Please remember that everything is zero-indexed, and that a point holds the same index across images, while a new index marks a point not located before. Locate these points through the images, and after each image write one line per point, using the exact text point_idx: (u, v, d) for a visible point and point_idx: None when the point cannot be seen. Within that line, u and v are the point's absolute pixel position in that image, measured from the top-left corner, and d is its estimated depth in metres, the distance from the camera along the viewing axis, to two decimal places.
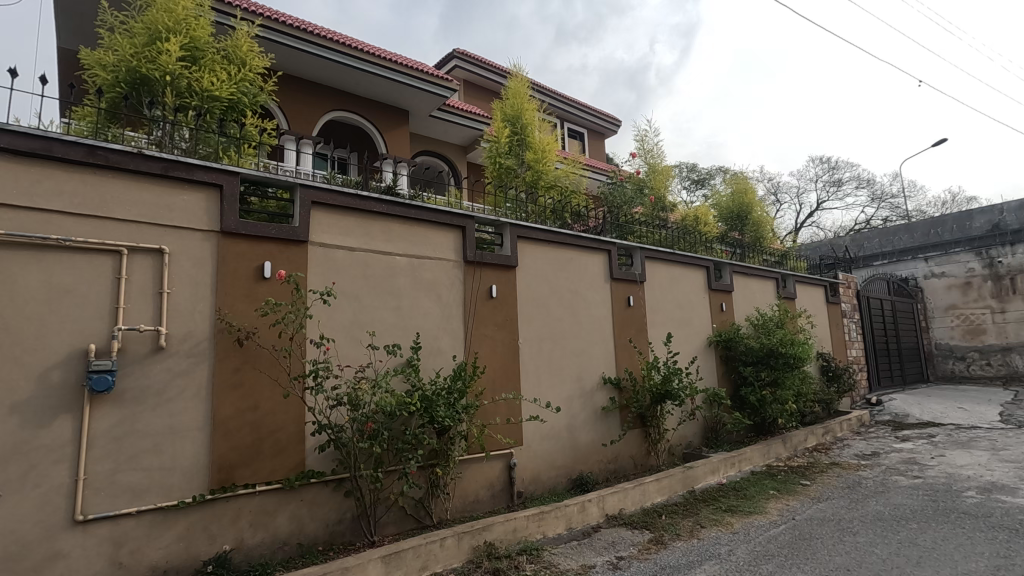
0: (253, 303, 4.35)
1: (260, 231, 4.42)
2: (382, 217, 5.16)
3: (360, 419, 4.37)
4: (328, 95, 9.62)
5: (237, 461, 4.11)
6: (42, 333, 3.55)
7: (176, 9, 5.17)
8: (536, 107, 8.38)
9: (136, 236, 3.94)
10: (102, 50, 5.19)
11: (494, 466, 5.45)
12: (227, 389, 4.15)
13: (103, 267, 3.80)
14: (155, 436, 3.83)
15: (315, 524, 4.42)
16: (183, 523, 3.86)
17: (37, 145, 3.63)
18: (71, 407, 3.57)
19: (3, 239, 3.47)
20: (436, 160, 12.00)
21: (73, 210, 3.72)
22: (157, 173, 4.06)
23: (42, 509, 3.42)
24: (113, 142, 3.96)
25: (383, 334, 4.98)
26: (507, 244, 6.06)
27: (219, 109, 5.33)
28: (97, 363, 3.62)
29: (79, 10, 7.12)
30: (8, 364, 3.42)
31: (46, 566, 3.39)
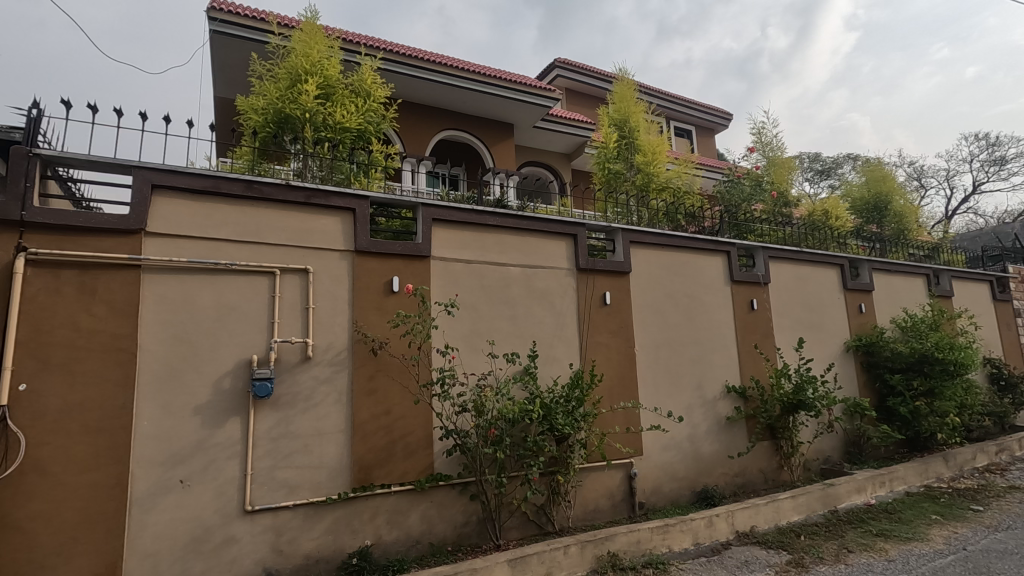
0: (384, 316, 4.69)
1: (388, 249, 4.77)
2: (496, 229, 5.34)
3: (484, 425, 4.53)
4: (439, 116, 10.15)
5: (374, 462, 4.45)
6: (216, 345, 4.10)
7: (313, 53, 5.74)
8: (644, 109, 8.18)
9: (286, 258, 4.42)
10: (254, 96, 5.91)
11: (614, 475, 5.38)
12: (364, 395, 4.50)
13: (260, 286, 4.32)
14: (305, 438, 4.26)
15: (444, 525, 4.64)
16: (330, 518, 4.25)
17: (208, 184, 4.21)
18: (239, 410, 4.09)
19: (185, 266, 4.07)
20: (541, 170, 12.19)
21: (237, 238, 4.27)
22: (301, 201, 4.53)
23: (219, 498, 3.94)
24: (266, 176, 4.49)
25: (501, 343, 5.13)
26: (620, 250, 5.98)
27: (349, 139, 5.81)
28: (259, 371, 4.10)
29: (232, 63, 8.17)
30: (191, 372, 3.99)
31: (222, 549, 3.89)
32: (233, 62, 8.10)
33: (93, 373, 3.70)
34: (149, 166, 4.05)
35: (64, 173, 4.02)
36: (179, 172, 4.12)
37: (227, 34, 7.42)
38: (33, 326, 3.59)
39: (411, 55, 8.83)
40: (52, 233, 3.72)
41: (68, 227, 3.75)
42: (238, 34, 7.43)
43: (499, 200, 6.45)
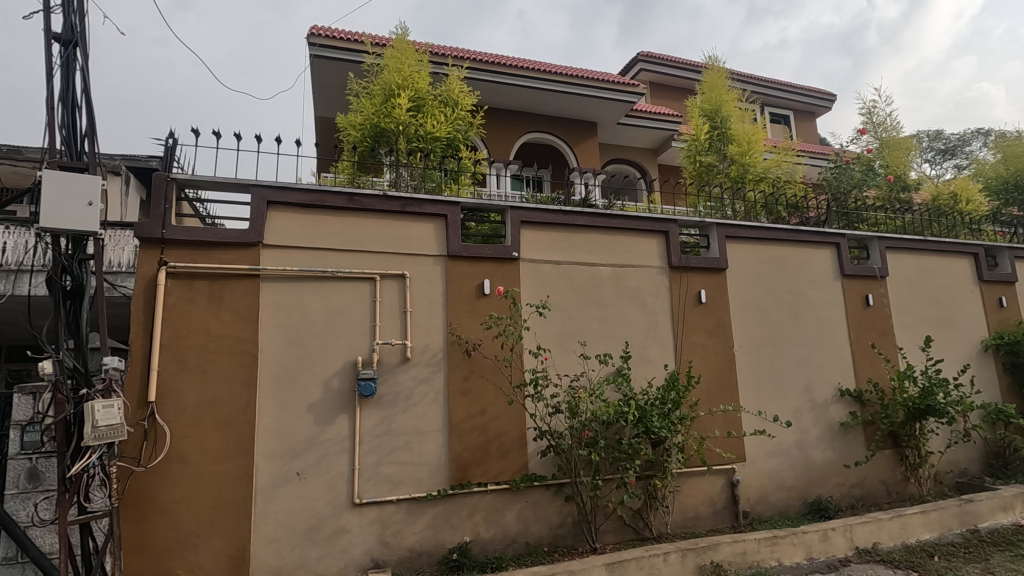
0: (477, 318, 4.80)
1: (480, 253, 4.88)
2: (585, 229, 5.29)
3: (577, 426, 4.50)
4: (523, 119, 10.25)
5: (471, 460, 4.57)
6: (325, 347, 4.40)
7: (404, 68, 6.02)
8: (737, 97, 7.78)
9: (385, 264, 4.66)
10: (352, 113, 6.29)
11: (716, 481, 5.14)
12: (460, 395, 4.64)
13: (363, 292, 4.58)
14: (406, 435, 4.46)
15: (540, 526, 4.66)
16: (430, 513, 4.41)
17: (314, 198, 4.53)
18: (346, 408, 4.36)
19: (298, 274, 4.41)
20: (626, 167, 11.90)
21: (341, 247, 4.56)
22: (397, 210, 4.76)
23: (331, 490, 4.22)
24: (366, 188, 4.76)
25: (593, 344, 5.08)
26: (715, 245, 5.73)
27: (439, 148, 6.02)
28: (364, 372, 4.35)
29: (331, 84, 8.75)
30: (304, 373, 4.32)
31: (335, 538, 4.16)
32: (332, 83, 8.68)
33: (222, 373, 4.10)
34: (266, 184, 4.43)
35: (195, 195, 4.50)
36: (290, 188, 4.47)
37: (326, 58, 7.97)
38: (174, 331, 4.05)
39: (495, 62, 9.01)
40: (187, 249, 4.18)
41: (200, 243, 4.19)
42: (336, 56, 7.95)
43: (586, 200, 6.40)
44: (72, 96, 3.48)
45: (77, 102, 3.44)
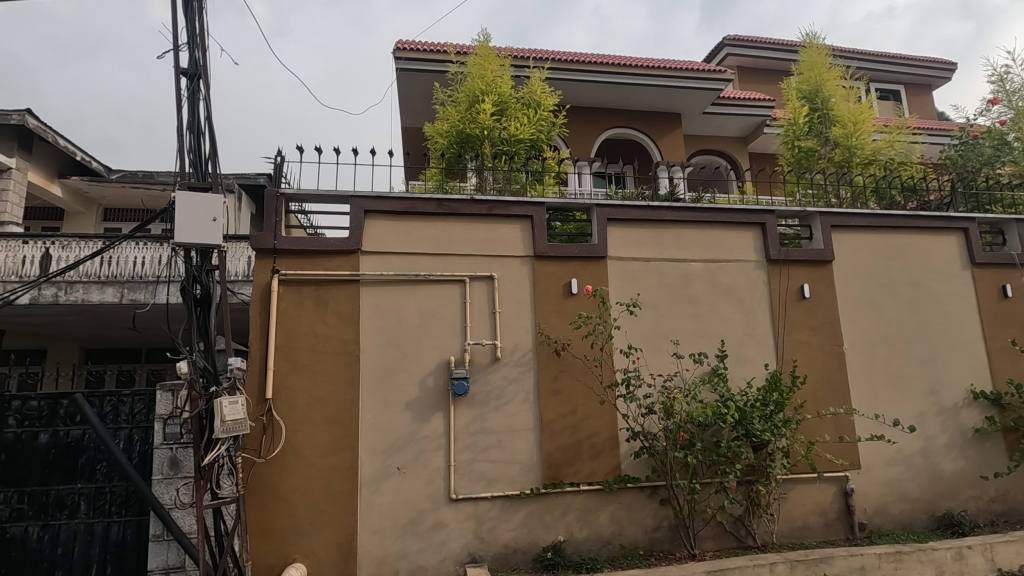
0: (565, 318, 4.80)
1: (566, 252, 4.87)
2: (674, 224, 5.13)
3: (672, 428, 4.38)
4: (603, 115, 10.10)
5: (562, 460, 4.57)
6: (419, 347, 4.59)
7: (487, 74, 6.16)
8: (838, 75, 7.21)
9: (474, 267, 4.78)
10: (438, 121, 6.50)
11: (826, 490, 4.78)
12: (550, 395, 4.66)
13: (453, 294, 4.72)
14: (498, 434, 4.54)
15: (634, 529, 4.57)
16: (524, 511, 4.46)
17: (406, 205, 4.74)
18: (441, 406, 4.51)
19: (393, 278, 4.63)
20: (710, 157, 11.42)
21: (432, 251, 4.74)
22: (484, 213, 4.86)
23: (429, 485, 4.39)
24: (454, 193, 4.91)
25: (686, 343, 4.91)
26: (818, 236, 5.34)
27: (523, 150, 6.09)
28: (456, 371, 4.49)
29: (416, 95, 9.12)
30: (402, 373, 4.52)
31: (433, 532, 4.32)
32: (417, 94, 9.05)
33: (329, 373, 4.40)
34: (363, 195, 4.69)
35: (301, 207, 4.86)
36: (385, 197, 4.70)
37: (412, 70, 8.32)
38: (286, 334, 4.39)
39: (575, 60, 8.97)
40: (295, 257, 4.52)
41: (306, 251, 4.52)
42: (421, 68, 8.27)
43: (674, 194, 6.20)
44: (197, 123, 3.89)
45: (202, 128, 3.85)
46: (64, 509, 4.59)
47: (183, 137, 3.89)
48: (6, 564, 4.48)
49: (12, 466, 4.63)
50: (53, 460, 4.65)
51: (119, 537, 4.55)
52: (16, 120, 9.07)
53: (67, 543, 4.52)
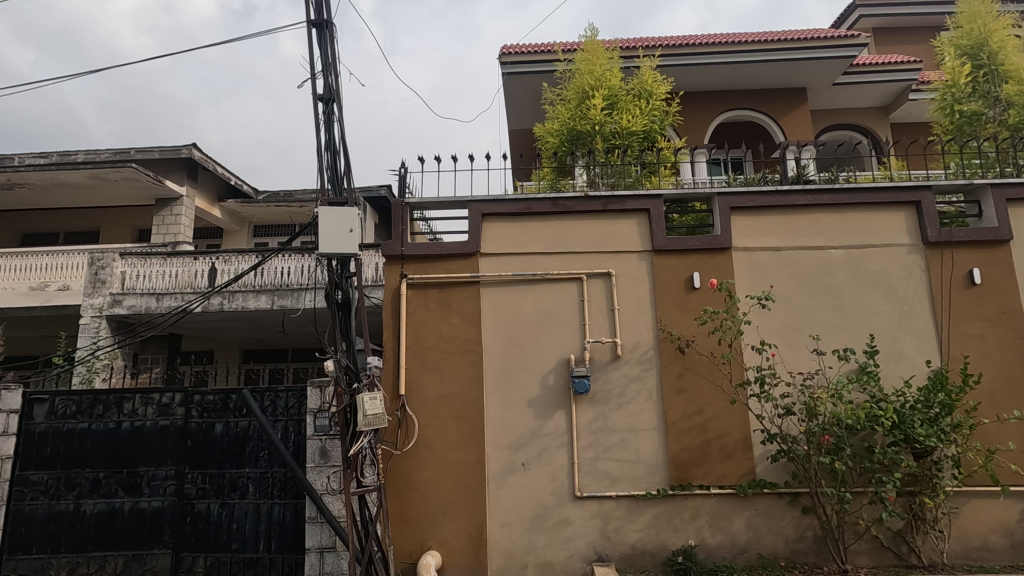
0: (688, 313, 4.60)
1: (687, 245, 4.67)
2: (808, 209, 4.72)
3: (815, 431, 4.03)
4: (716, 98, 9.55)
5: (691, 461, 4.39)
6: (539, 346, 4.65)
7: (596, 69, 6.10)
8: (1008, 26, 6.25)
9: (591, 264, 4.75)
10: (548, 121, 6.54)
11: (1010, 506, 4.14)
12: (675, 394, 4.49)
13: (571, 292, 4.72)
14: (622, 433, 4.48)
15: (773, 537, 4.28)
16: (651, 512, 4.35)
17: (522, 206, 4.83)
18: (562, 404, 4.54)
19: (512, 279, 4.74)
20: (845, 133, 10.39)
21: (549, 251, 4.78)
22: (599, 209, 4.81)
23: (553, 482, 4.43)
24: (568, 192, 4.91)
25: (828, 338, 4.50)
26: (989, 212, 4.63)
27: (635, 143, 5.96)
28: (577, 369, 4.50)
29: (522, 97, 9.27)
30: (523, 371, 4.62)
31: (559, 528, 4.36)
32: (523, 96, 9.19)
33: (455, 371, 4.61)
34: (480, 199, 4.86)
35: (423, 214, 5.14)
36: (501, 200, 4.83)
37: (518, 73, 8.47)
38: (415, 334, 4.68)
39: (684, 44, 8.58)
40: (420, 262, 4.79)
41: (430, 256, 4.78)
42: (526, 70, 8.40)
43: (805, 176, 5.69)
44: (333, 143, 4.28)
45: (337, 147, 4.22)
46: (236, 490, 5.25)
47: (322, 157, 4.30)
48: (194, 534, 5.23)
49: (196, 451, 5.39)
50: (226, 447, 5.36)
51: (281, 516, 5.13)
52: (185, 153, 10.55)
53: (240, 520, 5.18)
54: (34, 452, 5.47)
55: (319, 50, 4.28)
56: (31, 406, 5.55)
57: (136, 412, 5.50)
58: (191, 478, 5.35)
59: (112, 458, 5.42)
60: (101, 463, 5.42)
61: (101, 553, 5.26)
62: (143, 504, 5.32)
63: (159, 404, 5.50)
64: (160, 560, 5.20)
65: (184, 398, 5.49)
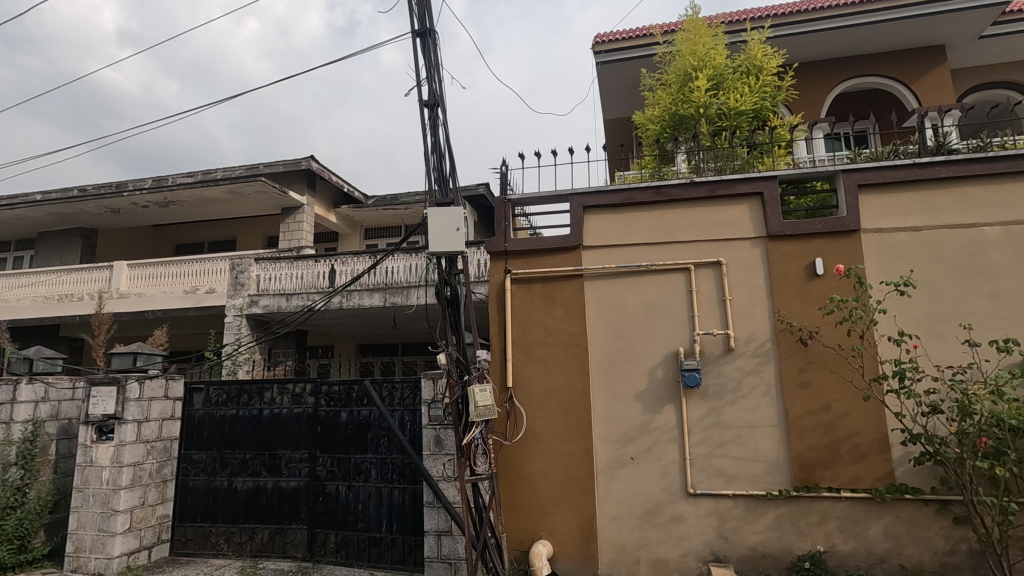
0: (810, 303, 4.28)
1: (807, 228, 4.34)
2: (954, 183, 4.19)
3: (969, 432, 3.54)
4: (835, 67, 8.74)
5: (817, 461, 4.09)
6: (646, 338, 4.55)
7: (699, 48, 5.84)
8: None
9: (698, 253, 4.56)
10: (647, 107, 6.36)
11: None
12: (797, 389, 4.20)
13: (678, 283, 4.57)
14: (737, 429, 4.27)
15: (917, 548, 3.90)
16: (773, 513, 4.12)
17: (624, 196, 4.74)
18: (672, 398, 4.41)
19: (616, 271, 4.68)
20: (997, 92, 9.07)
21: (653, 241, 4.65)
22: (707, 195, 4.59)
23: (664, 478, 4.33)
24: (672, 179, 4.75)
25: (982, 328, 3.98)
26: None
27: (744, 124, 5.63)
28: (687, 363, 4.35)
29: (618, 85, 9.09)
30: (629, 364, 4.55)
31: (672, 525, 4.25)
32: (618, 84, 9.02)
33: (561, 364, 4.65)
34: (580, 192, 4.84)
35: (523, 210, 5.23)
36: (602, 191, 4.78)
37: (612, 61, 8.33)
38: (520, 328, 4.77)
39: (795, 11, 7.93)
40: (523, 257, 4.88)
41: (533, 251, 4.84)
42: (621, 57, 8.22)
43: (948, 145, 5.05)
44: (439, 145, 4.47)
45: (442, 150, 4.41)
46: (360, 473, 5.69)
47: (429, 161, 4.52)
48: (326, 513, 5.74)
49: (325, 437, 5.91)
50: (351, 434, 5.81)
51: (401, 500, 5.48)
52: (305, 165, 11.50)
53: (364, 501, 5.60)
54: (195, 434, 6.30)
55: (422, 58, 4.48)
56: (192, 394, 6.39)
57: (274, 400, 6.14)
58: (322, 461, 5.87)
59: (256, 441, 6.08)
60: (247, 446, 6.11)
61: (250, 525, 5.93)
62: (283, 483, 5.93)
63: (293, 394, 6.09)
64: (298, 534, 5.77)
65: (313, 388, 6.03)
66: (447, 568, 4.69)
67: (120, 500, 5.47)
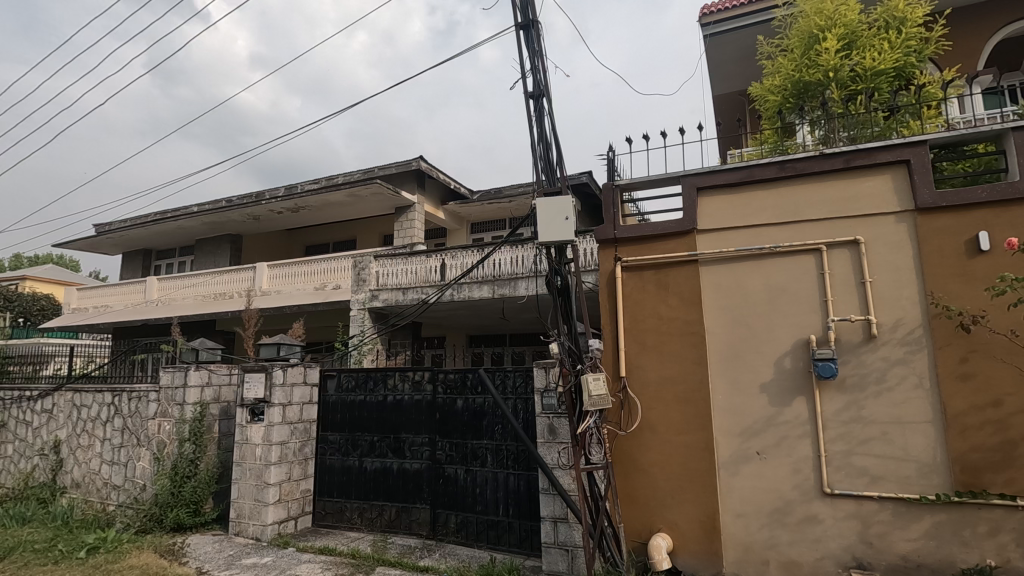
0: (972, 283, 3.74)
1: (967, 198, 3.79)
2: None
3: None
4: (995, 9, 7.53)
5: (985, 465, 3.59)
6: (771, 326, 4.25)
7: (826, 6, 5.32)
8: None
9: (831, 232, 4.17)
10: (767, 77, 5.94)
11: None
12: (957, 381, 3.71)
13: (808, 265, 4.20)
14: (882, 425, 3.86)
15: None
16: (929, 520, 3.68)
17: (743, 174, 4.44)
18: (804, 390, 4.08)
19: (735, 255, 4.41)
20: None
21: (778, 221, 4.32)
22: (840, 167, 4.17)
23: (796, 475, 4.03)
24: (798, 152, 4.37)
25: None
26: None
27: (882, 85, 5.05)
28: (820, 352, 4.00)
29: (728, 57, 8.58)
30: (753, 353, 4.28)
31: (807, 526, 3.95)
32: (729, 56, 8.52)
33: (677, 354, 4.48)
34: (693, 172, 4.61)
35: (632, 196, 5.09)
36: (718, 171, 4.52)
37: (723, 31, 7.86)
38: (632, 316, 4.66)
39: None
40: (634, 244, 4.75)
41: (644, 237, 4.71)
42: (731, 27, 7.77)
43: None
44: (545, 135, 4.49)
45: (549, 140, 4.43)
46: (477, 458, 5.91)
47: (536, 152, 4.56)
48: (446, 494, 6.04)
49: (444, 422, 6.20)
50: (467, 420, 6.06)
51: (516, 485, 5.63)
52: (415, 165, 12.10)
53: (482, 485, 5.82)
54: (330, 417, 6.90)
55: (526, 48, 4.50)
56: (326, 380, 7.01)
57: (396, 387, 6.56)
58: (441, 445, 6.18)
59: (382, 425, 6.54)
60: (374, 429, 6.59)
61: (379, 502, 6.40)
62: (407, 465, 6.33)
63: (413, 381, 6.47)
64: (422, 513, 6.14)
65: (431, 376, 6.35)
66: (564, 555, 4.73)
67: (271, 474, 6.17)
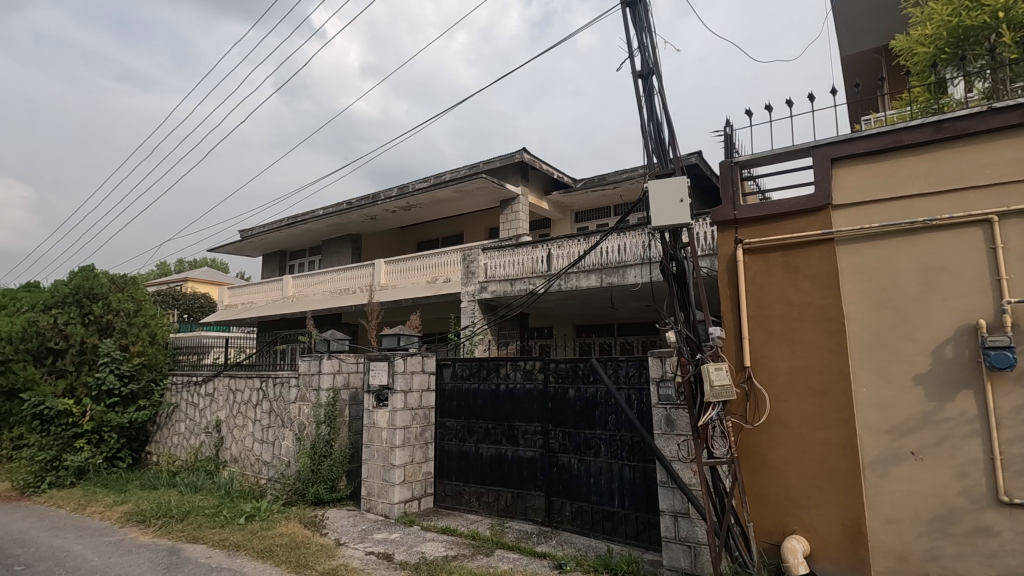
0: None
1: None
2: None
3: None
4: None
5: None
6: (926, 310, 3.75)
7: None
8: None
9: (1004, 200, 3.58)
10: (918, 32, 5.42)
11: None
12: None
13: (974, 239, 3.65)
14: None
15: None
16: None
17: (888, 140, 3.95)
18: (971, 383, 3.56)
19: (879, 231, 3.94)
20: None
21: (933, 191, 3.79)
22: (1015, 122, 3.57)
23: (963, 480, 3.53)
24: (957, 109, 3.81)
25: None
26: None
27: None
28: (992, 339, 3.46)
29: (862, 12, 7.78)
30: (903, 341, 3.81)
31: (978, 538, 3.46)
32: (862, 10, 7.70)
33: (811, 342, 4.10)
34: (826, 142, 4.20)
35: (752, 173, 4.74)
36: (856, 138, 4.06)
37: None
38: (757, 302, 4.34)
39: None
40: (757, 225, 4.42)
41: (769, 216, 4.35)
42: None
43: None
44: (656, 116, 4.30)
45: (659, 119, 4.24)
46: (591, 448, 5.87)
47: (646, 133, 4.38)
48: (560, 482, 6.06)
49: (556, 412, 6.22)
50: (579, 409, 6.02)
51: (631, 477, 5.51)
52: (518, 158, 12.22)
53: (596, 475, 5.77)
54: (447, 404, 7.21)
55: (632, 27, 4.34)
56: (442, 368, 7.33)
57: (508, 376, 6.69)
58: (554, 434, 6.21)
59: (496, 413, 6.71)
60: (489, 416, 6.78)
61: (496, 487, 6.58)
62: (521, 452, 6.44)
63: (524, 370, 6.57)
64: (537, 500, 6.22)
65: (542, 365, 6.40)
66: (686, 550, 4.53)
67: (396, 456, 6.59)
